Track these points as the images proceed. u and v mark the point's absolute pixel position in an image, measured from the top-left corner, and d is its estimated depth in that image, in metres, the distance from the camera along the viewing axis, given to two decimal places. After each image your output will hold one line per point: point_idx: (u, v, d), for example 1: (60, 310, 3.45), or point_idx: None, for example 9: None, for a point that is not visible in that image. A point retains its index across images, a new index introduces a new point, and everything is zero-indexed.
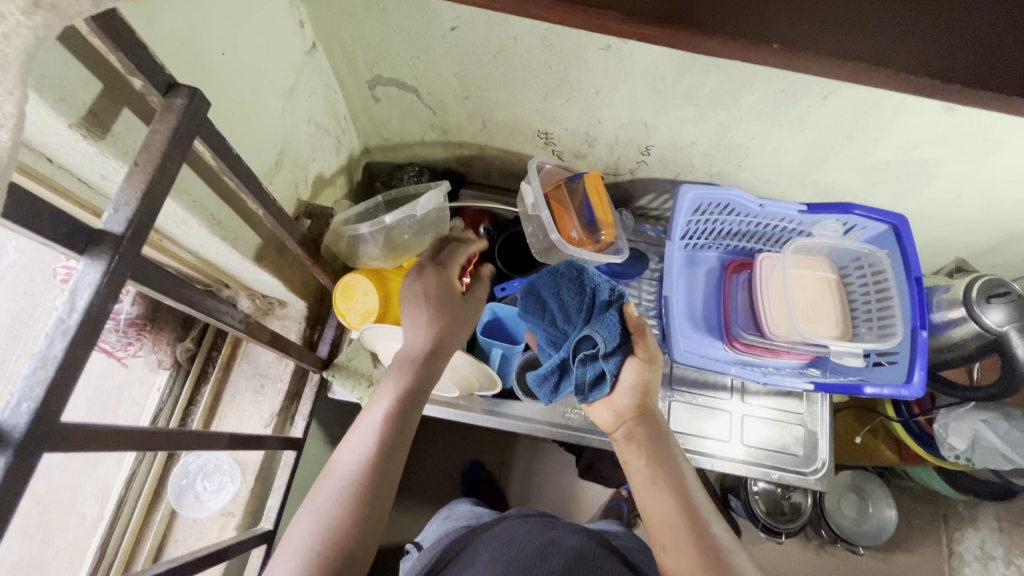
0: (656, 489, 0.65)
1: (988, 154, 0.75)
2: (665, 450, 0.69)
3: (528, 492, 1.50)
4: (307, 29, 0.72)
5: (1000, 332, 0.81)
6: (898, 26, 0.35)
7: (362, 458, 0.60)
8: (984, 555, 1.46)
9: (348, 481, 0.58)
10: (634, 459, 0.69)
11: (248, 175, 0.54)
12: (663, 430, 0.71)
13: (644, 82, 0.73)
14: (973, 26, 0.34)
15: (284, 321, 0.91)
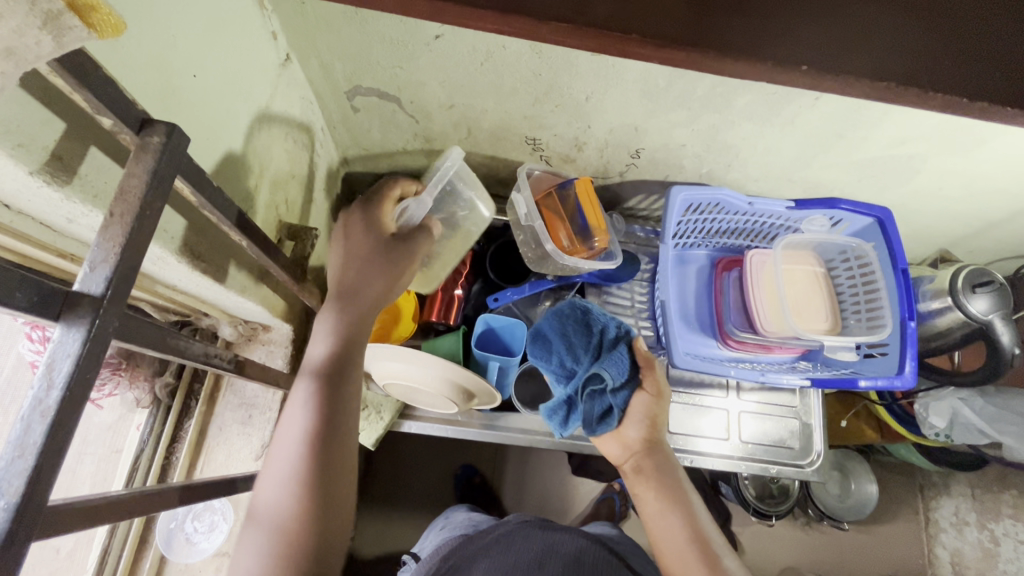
0: (670, 521, 0.65)
1: (970, 149, 0.76)
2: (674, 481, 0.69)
3: (524, 494, 1.49)
4: (280, 41, 0.68)
5: (987, 321, 0.83)
6: (910, 41, 0.35)
7: (300, 449, 0.54)
8: (958, 522, 1.53)
9: (291, 477, 0.52)
10: (645, 492, 0.69)
11: (230, 206, 0.50)
12: (671, 462, 0.71)
13: (636, 87, 0.71)
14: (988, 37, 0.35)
15: (269, 347, 0.86)
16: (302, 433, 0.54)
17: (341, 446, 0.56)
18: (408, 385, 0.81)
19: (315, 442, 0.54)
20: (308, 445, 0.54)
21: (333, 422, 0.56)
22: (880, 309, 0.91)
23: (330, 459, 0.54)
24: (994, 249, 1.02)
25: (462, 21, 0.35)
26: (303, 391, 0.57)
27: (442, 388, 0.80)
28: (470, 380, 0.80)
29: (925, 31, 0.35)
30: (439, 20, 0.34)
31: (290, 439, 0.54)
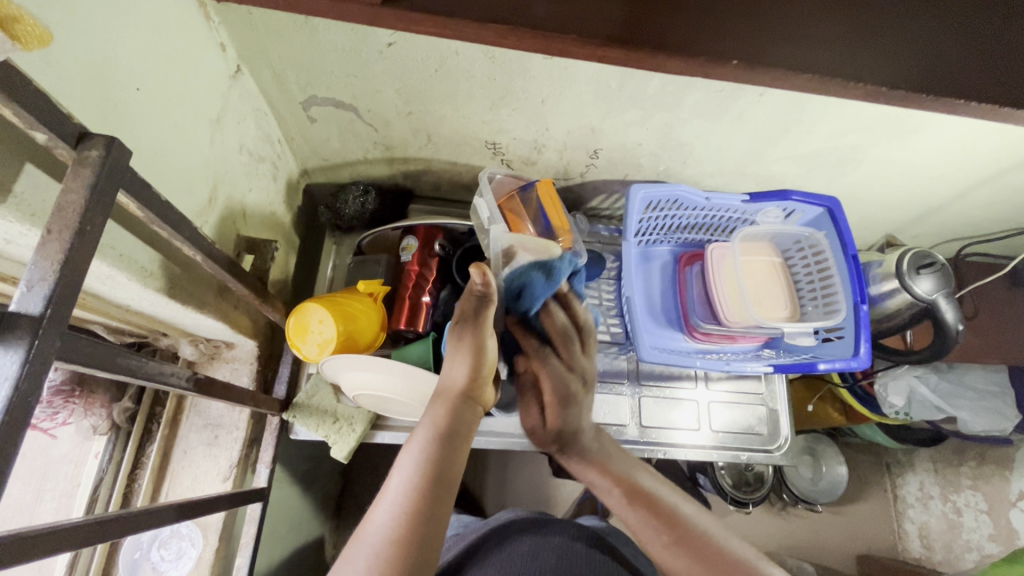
0: (647, 522, 0.67)
1: (906, 138, 0.81)
2: (644, 488, 0.71)
3: (505, 499, 1.48)
4: (230, 52, 0.67)
5: (931, 300, 0.88)
6: (833, 32, 0.36)
7: (410, 478, 0.56)
8: (923, 496, 1.59)
9: (404, 495, 0.54)
10: (616, 502, 0.72)
11: (180, 220, 0.49)
12: (633, 473, 0.74)
13: (589, 88, 0.72)
14: (904, 28, 0.36)
15: (233, 365, 0.85)
16: (414, 465, 0.57)
17: (450, 478, 0.58)
18: (377, 395, 0.80)
19: (428, 473, 0.57)
20: (422, 475, 0.56)
21: (446, 460, 0.59)
22: (834, 294, 0.95)
23: (440, 488, 0.56)
24: (938, 231, 1.08)
25: (407, 24, 0.35)
26: (427, 429, 0.62)
27: (415, 396, 0.80)
28: None
29: (844, 21, 0.36)
30: (383, 25, 0.35)
31: (402, 470, 0.57)
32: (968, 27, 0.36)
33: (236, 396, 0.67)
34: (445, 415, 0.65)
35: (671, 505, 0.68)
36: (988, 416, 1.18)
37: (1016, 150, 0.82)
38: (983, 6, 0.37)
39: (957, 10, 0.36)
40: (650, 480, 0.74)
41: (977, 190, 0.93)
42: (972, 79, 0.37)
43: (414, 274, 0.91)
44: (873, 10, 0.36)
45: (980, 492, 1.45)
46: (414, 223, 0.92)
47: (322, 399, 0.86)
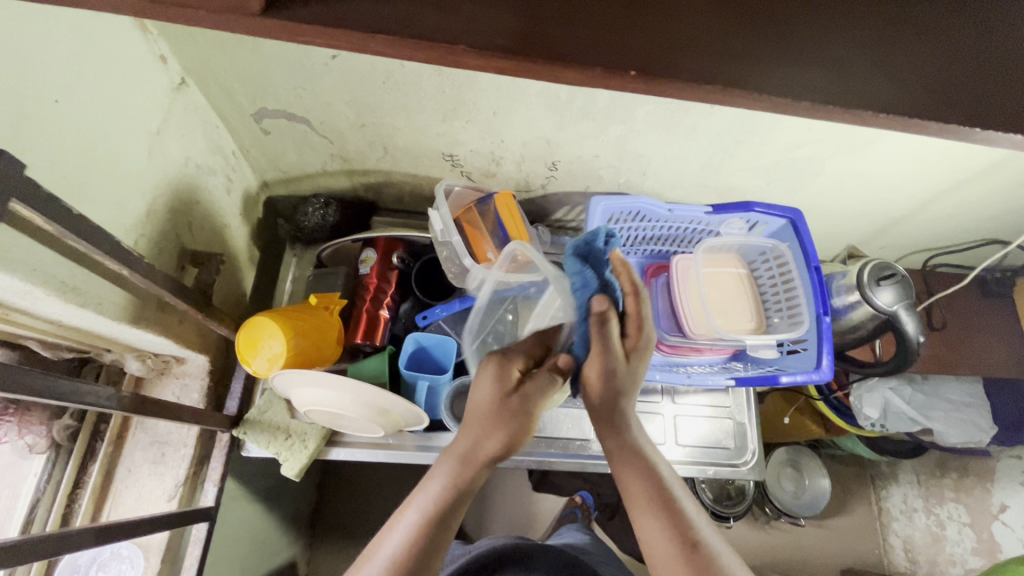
0: (678, 560, 0.56)
1: (860, 150, 0.81)
2: (688, 524, 0.58)
3: (484, 515, 1.46)
4: (172, 65, 0.66)
5: (892, 312, 0.87)
6: (733, 45, 0.35)
7: (400, 547, 0.57)
8: (907, 509, 1.57)
9: (401, 542, 0.57)
10: (650, 527, 0.59)
11: (96, 232, 0.49)
12: (675, 492, 0.61)
13: (539, 100, 0.72)
14: (807, 40, 0.36)
15: (183, 380, 0.83)
16: (406, 533, 0.57)
17: (451, 516, 0.59)
18: (329, 411, 0.78)
19: (419, 543, 0.57)
20: (416, 531, 0.57)
21: (440, 527, 0.58)
22: (797, 305, 0.94)
23: (430, 554, 0.57)
24: (904, 242, 1.08)
25: (288, 35, 0.34)
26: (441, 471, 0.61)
27: (367, 412, 0.78)
28: (395, 403, 0.78)
29: (746, 33, 0.36)
30: (274, 38, 0.34)
31: (396, 536, 0.58)
32: (867, 43, 0.37)
33: (170, 413, 0.67)
34: (463, 455, 0.61)
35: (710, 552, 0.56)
36: (961, 427, 1.20)
37: (970, 161, 0.82)
38: (878, 22, 0.37)
39: (855, 25, 0.37)
40: (688, 499, 0.61)
41: (937, 200, 0.93)
42: (880, 91, 0.36)
43: (371, 286, 0.91)
44: (771, 26, 0.36)
45: (963, 505, 1.43)
46: (373, 236, 0.91)
47: (275, 414, 0.84)
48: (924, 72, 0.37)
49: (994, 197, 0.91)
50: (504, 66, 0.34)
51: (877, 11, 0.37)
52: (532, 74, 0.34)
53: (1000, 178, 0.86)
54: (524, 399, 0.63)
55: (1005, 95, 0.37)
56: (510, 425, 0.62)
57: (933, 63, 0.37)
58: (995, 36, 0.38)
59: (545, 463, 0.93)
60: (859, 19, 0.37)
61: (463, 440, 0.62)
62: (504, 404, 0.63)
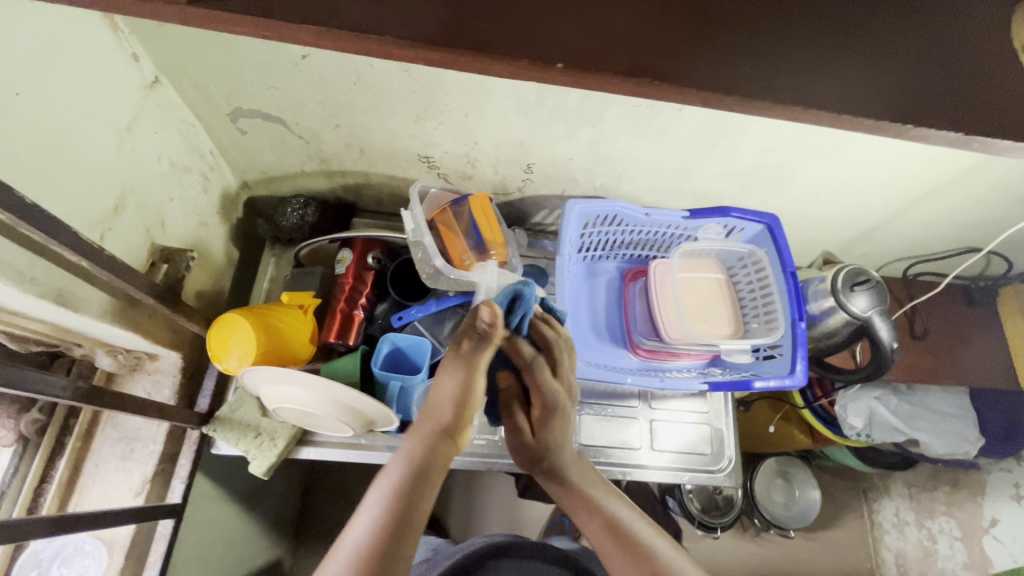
0: (622, 556, 0.62)
1: (831, 154, 0.81)
2: (622, 524, 0.65)
3: (470, 521, 1.45)
4: (145, 62, 0.67)
5: (865, 318, 0.87)
6: (663, 38, 0.36)
7: (370, 526, 0.51)
8: (899, 522, 1.56)
9: (375, 519, 0.52)
10: (594, 534, 0.65)
11: (53, 223, 0.49)
12: (611, 503, 0.68)
13: (509, 102, 0.73)
14: (736, 34, 0.37)
15: (155, 376, 0.83)
16: (375, 511, 0.53)
17: (423, 493, 0.56)
18: (297, 408, 0.78)
19: (389, 518, 0.52)
20: (391, 506, 0.53)
21: (410, 503, 0.54)
22: (774, 310, 0.95)
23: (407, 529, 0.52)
24: (885, 249, 1.07)
25: (218, 23, 0.35)
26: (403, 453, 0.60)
27: (336, 411, 0.78)
28: (364, 402, 0.78)
29: (674, 27, 0.36)
30: (211, 29, 0.35)
31: (363, 518, 0.52)
32: (797, 38, 0.37)
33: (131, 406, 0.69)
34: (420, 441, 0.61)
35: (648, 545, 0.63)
36: (947, 437, 1.20)
37: (944, 166, 0.82)
38: (809, 18, 0.38)
39: (786, 20, 0.37)
40: (623, 506, 0.68)
41: (914, 207, 0.93)
42: (809, 85, 0.37)
43: (347, 286, 0.91)
44: (700, 22, 0.36)
45: (954, 518, 1.43)
46: (351, 236, 0.92)
47: (245, 412, 0.84)
48: (855, 68, 0.37)
49: (969, 204, 0.91)
50: (433, 57, 0.35)
51: (810, 8, 0.38)
52: (461, 64, 0.35)
53: (974, 184, 0.86)
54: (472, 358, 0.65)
55: (931, 95, 0.38)
56: (463, 409, 0.64)
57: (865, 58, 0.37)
58: (927, 37, 0.39)
59: (518, 466, 0.93)
60: (789, 15, 0.37)
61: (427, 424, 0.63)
62: (465, 381, 0.64)
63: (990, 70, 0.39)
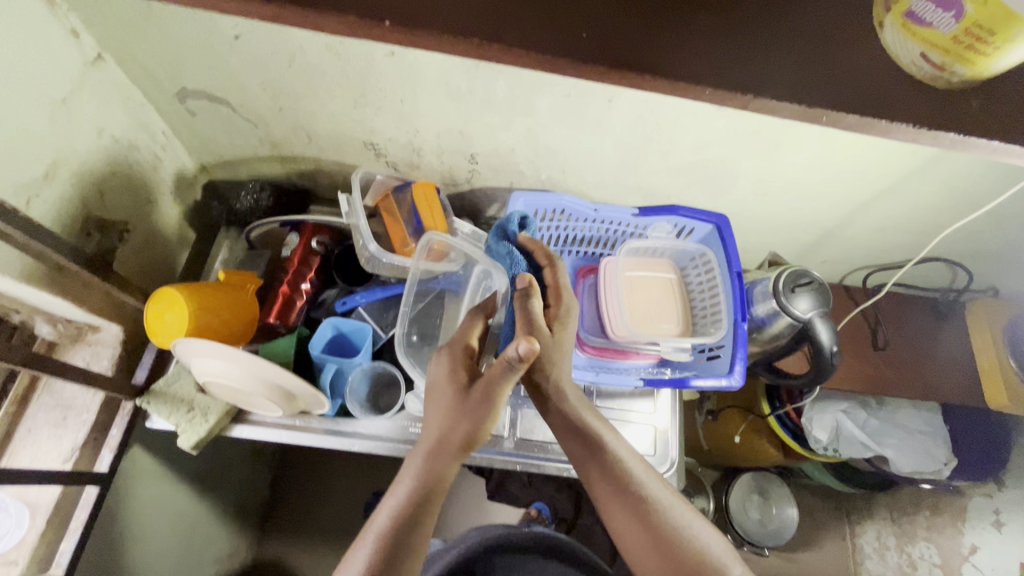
0: (622, 506, 0.64)
1: (769, 152, 0.80)
2: (620, 468, 0.66)
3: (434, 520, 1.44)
4: (85, 39, 0.70)
5: (806, 320, 0.85)
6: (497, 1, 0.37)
7: (372, 550, 0.58)
8: (881, 547, 1.49)
9: (378, 538, 0.59)
10: (591, 479, 0.67)
11: None
12: (615, 449, 0.67)
13: (440, 89, 0.74)
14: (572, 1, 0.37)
15: (95, 347, 0.85)
16: (380, 534, 0.59)
17: (423, 506, 0.61)
18: (226, 383, 0.79)
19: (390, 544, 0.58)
20: (389, 526, 0.60)
21: (409, 528, 0.59)
22: (719, 311, 0.94)
23: (402, 548, 0.58)
24: (846, 254, 1.05)
25: None
26: (409, 470, 0.64)
27: (263, 387, 0.78)
28: (290, 381, 0.78)
29: None
30: None
31: (371, 539, 0.59)
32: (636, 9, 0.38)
33: (55, 367, 0.71)
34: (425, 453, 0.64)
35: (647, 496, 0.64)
36: (916, 455, 1.15)
37: (888, 168, 0.81)
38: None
39: None
40: (625, 449, 0.68)
41: (866, 210, 0.92)
42: (645, 54, 0.37)
43: (291, 267, 0.93)
44: None
45: (934, 545, 1.35)
46: (299, 219, 0.93)
47: (181, 387, 0.85)
48: (695, 39, 0.38)
49: (920, 208, 0.89)
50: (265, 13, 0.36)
51: None
52: (290, 20, 0.36)
53: (921, 187, 0.85)
54: (490, 390, 0.61)
55: (790, 66, 0.38)
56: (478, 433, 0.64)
57: (702, 34, 0.38)
58: (773, 12, 0.39)
59: None
60: None
61: (435, 434, 0.65)
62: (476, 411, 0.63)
63: (854, 47, 0.39)
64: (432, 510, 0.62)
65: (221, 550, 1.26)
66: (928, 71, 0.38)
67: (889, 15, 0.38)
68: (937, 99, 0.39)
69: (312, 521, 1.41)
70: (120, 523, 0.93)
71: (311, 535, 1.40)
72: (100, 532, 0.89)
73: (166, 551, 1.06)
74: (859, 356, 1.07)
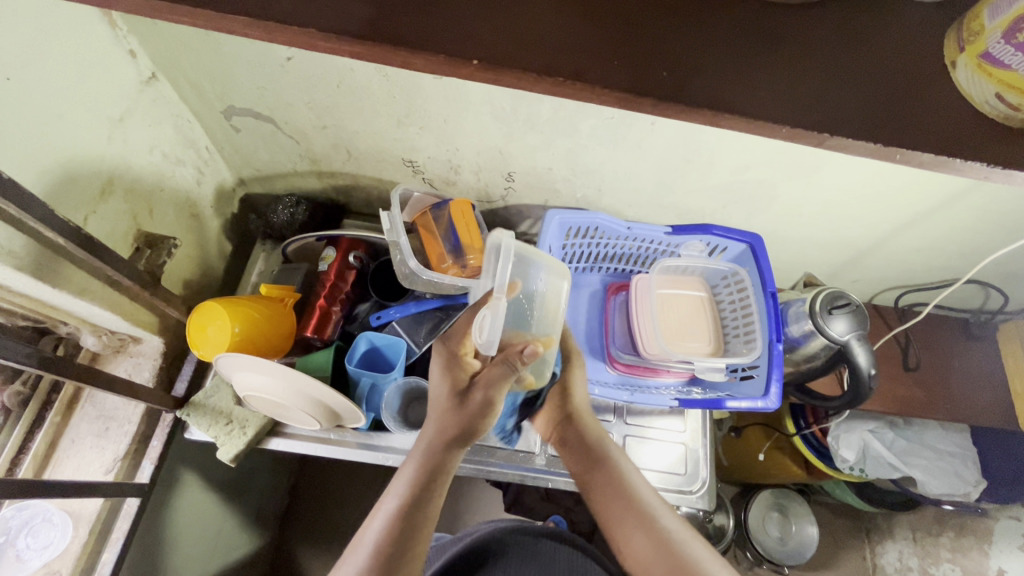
0: (614, 501, 0.76)
1: (808, 176, 0.81)
2: (626, 486, 0.77)
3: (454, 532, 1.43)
4: (141, 58, 0.71)
5: (845, 342, 0.85)
6: (579, 40, 0.38)
7: (382, 528, 0.59)
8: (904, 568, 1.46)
9: (391, 511, 0.61)
10: (598, 483, 0.78)
11: (16, 196, 0.53)
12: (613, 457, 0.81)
13: (484, 110, 0.75)
14: (652, 42, 0.38)
15: (137, 359, 0.86)
16: (387, 515, 0.60)
17: (431, 484, 0.63)
18: (264, 398, 0.79)
19: (396, 521, 0.60)
20: (400, 506, 0.61)
21: (419, 506, 0.61)
22: (753, 329, 0.93)
23: (414, 526, 0.60)
24: (876, 273, 1.05)
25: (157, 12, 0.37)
26: (418, 449, 0.66)
27: (302, 402, 0.79)
28: (331, 396, 0.79)
29: (595, 34, 0.38)
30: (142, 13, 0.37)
31: (377, 518, 0.61)
32: (715, 47, 0.39)
33: (103, 381, 0.73)
34: (436, 439, 0.66)
35: (653, 513, 0.73)
36: (946, 477, 1.13)
37: (927, 193, 0.80)
38: (729, 34, 0.39)
39: (706, 27, 0.39)
40: (638, 476, 0.79)
41: (901, 232, 0.92)
42: (726, 93, 0.38)
43: (328, 281, 0.94)
44: (621, 30, 0.38)
45: (958, 566, 1.31)
46: (336, 234, 0.94)
47: (220, 400, 0.86)
48: (771, 79, 0.38)
49: (957, 231, 0.89)
50: (356, 51, 0.37)
51: (725, 24, 0.39)
52: (383, 58, 0.37)
53: (959, 212, 0.84)
54: (488, 391, 0.67)
55: (867, 105, 0.38)
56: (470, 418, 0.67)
57: (780, 76, 0.39)
58: (848, 47, 0.40)
59: (485, 471, 0.92)
60: (707, 29, 0.39)
61: (441, 425, 0.67)
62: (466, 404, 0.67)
63: (928, 86, 0.40)
64: (439, 491, 0.63)
65: (244, 559, 1.26)
66: (1000, 110, 0.38)
67: (963, 55, 0.39)
68: (1009, 139, 0.39)
69: (330, 531, 1.40)
70: (153, 531, 0.94)
71: (332, 546, 1.40)
72: (134, 541, 0.90)
73: (195, 559, 1.06)
74: (890, 376, 1.06)
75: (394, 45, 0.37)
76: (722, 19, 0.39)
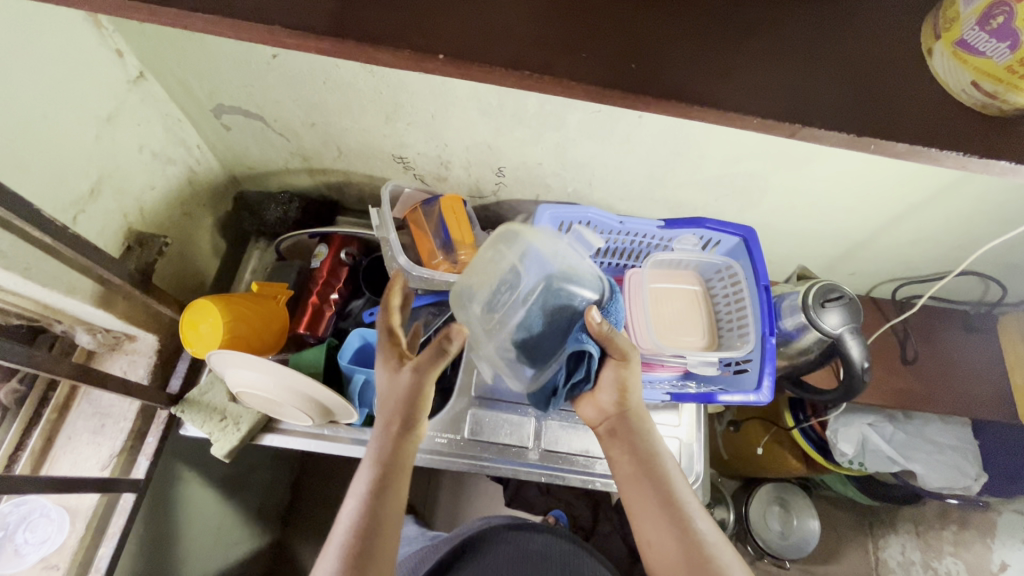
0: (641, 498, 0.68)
1: (799, 167, 0.80)
2: (662, 483, 0.68)
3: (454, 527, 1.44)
4: (128, 58, 0.72)
5: (838, 335, 0.85)
6: (547, 32, 0.38)
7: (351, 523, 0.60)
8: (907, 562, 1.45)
9: (356, 508, 0.61)
10: (628, 481, 0.70)
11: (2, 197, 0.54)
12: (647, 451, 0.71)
13: (471, 105, 0.75)
14: (621, 34, 0.38)
15: (132, 356, 0.87)
16: (353, 511, 0.61)
17: (388, 480, 0.64)
18: (255, 393, 0.80)
19: (365, 517, 0.60)
20: (363, 503, 0.61)
21: (381, 496, 0.62)
22: (746, 323, 0.93)
23: (378, 518, 0.61)
24: (874, 264, 1.04)
25: (129, 12, 0.37)
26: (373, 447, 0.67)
27: (293, 398, 0.79)
28: (323, 392, 0.79)
29: (563, 26, 0.38)
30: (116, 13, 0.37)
31: (345, 516, 0.61)
32: (685, 38, 0.38)
33: (96, 378, 0.73)
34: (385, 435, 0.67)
35: (688, 514, 0.65)
36: (946, 470, 1.12)
37: (921, 183, 0.79)
38: (700, 24, 0.39)
39: (676, 18, 0.39)
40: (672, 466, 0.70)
41: (896, 224, 0.91)
42: (696, 84, 0.37)
43: (321, 279, 0.94)
44: (590, 22, 0.38)
45: (961, 561, 1.30)
46: (329, 231, 0.94)
47: (214, 396, 0.87)
48: (741, 69, 0.38)
49: (954, 222, 0.87)
50: (324, 48, 0.37)
51: (695, 14, 0.39)
52: (350, 54, 0.37)
53: (954, 202, 0.83)
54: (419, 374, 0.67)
55: (840, 95, 0.38)
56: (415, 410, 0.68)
57: (751, 65, 0.38)
58: (822, 37, 0.39)
59: (478, 466, 0.92)
60: (676, 19, 0.39)
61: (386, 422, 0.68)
62: (409, 393, 0.67)
63: (903, 75, 0.39)
64: (399, 485, 0.64)
65: (246, 554, 1.27)
66: (977, 99, 0.38)
67: (938, 42, 0.38)
68: (987, 128, 0.39)
69: None
70: (152, 526, 0.96)
71: None
72: (133, 536, 0.91)
73: (196, 554, 1.08)
74: (888, 369, 1.05)
75: (361, 41, 0.37)
76: (693, 10, 0.39)
